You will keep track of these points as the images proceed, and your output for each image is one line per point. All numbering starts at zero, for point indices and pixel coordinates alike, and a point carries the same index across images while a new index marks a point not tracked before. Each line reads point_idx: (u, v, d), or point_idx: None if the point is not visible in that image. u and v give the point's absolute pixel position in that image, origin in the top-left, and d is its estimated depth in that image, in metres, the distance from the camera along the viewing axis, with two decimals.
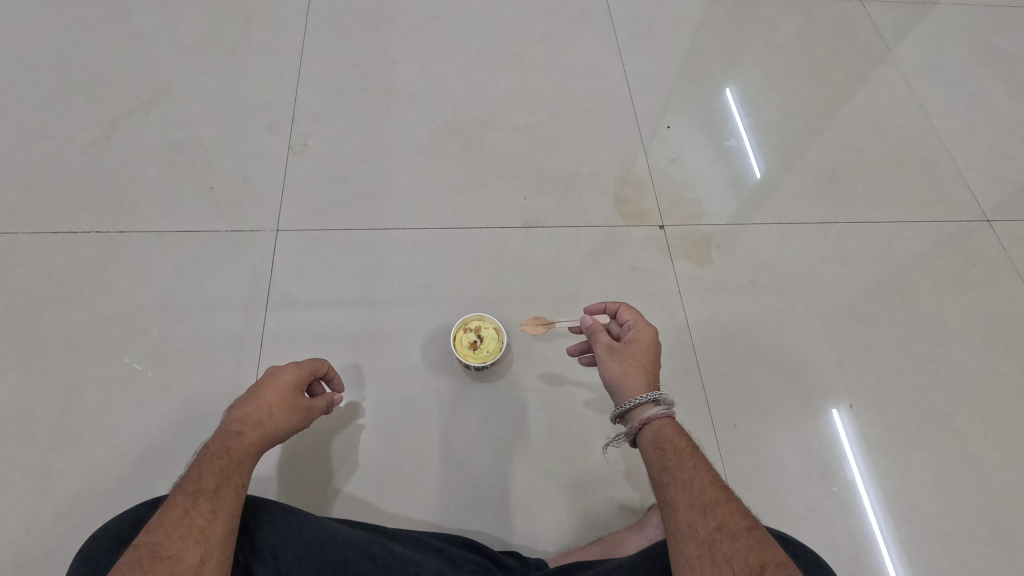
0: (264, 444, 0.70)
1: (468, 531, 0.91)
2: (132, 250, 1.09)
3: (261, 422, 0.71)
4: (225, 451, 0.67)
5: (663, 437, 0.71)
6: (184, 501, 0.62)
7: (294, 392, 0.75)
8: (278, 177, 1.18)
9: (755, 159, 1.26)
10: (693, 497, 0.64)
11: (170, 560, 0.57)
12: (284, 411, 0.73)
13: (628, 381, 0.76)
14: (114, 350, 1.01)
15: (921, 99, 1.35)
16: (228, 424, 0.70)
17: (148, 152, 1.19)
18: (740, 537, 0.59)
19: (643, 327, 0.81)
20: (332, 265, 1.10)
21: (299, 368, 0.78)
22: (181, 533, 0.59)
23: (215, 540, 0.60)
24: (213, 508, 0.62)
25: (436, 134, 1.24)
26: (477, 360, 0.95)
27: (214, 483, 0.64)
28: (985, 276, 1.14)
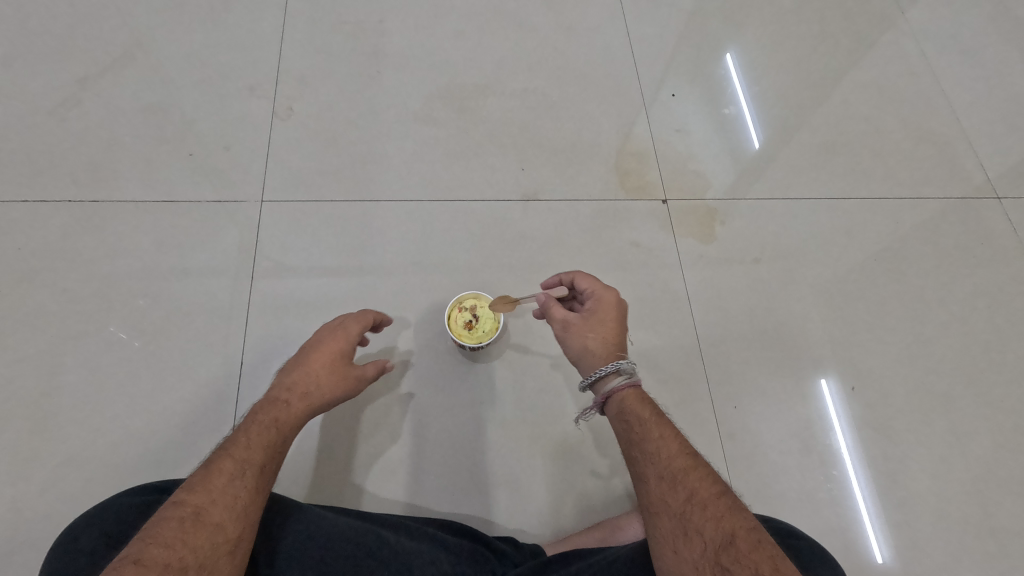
0: (309, 414, 0.71)
1: (460, 514, 0.87)
2: (107, 220, 1.04)
3: (309, 393, 0.71)
4: (272, 421, 0.68)
5: (627, 410, 0.72)
6: (231, 466, 0.61)
7: (343, 362, 0.75)
8: (262, 144, 1.11)
9: (756, 128, 1.21)
10: (662, 470, 0.65)
11: (212, 528, 0.56)
12: (332, 381, 0.73)
13: (590, 353, 0.76)
14: (91, 326, 0.97)
15: (934, 69, 1.29)
16: (276, 390, 0.71)
17: (123, 115, 1.11)
18: (710, 507, 0.61)
19: (600, 293, 0.79)
20: (318, 237, 1.05)
21: (351, 335, 0.77)
22: (227, 502, 0.58)
23: (255, 516, 0.60)
24: (257, 482, 0.62)
25: (427, 98, 1.17)
26: (474, 340, 0.90)
27: (262, 458, 0.64)
28: (993, 256, 1.11)
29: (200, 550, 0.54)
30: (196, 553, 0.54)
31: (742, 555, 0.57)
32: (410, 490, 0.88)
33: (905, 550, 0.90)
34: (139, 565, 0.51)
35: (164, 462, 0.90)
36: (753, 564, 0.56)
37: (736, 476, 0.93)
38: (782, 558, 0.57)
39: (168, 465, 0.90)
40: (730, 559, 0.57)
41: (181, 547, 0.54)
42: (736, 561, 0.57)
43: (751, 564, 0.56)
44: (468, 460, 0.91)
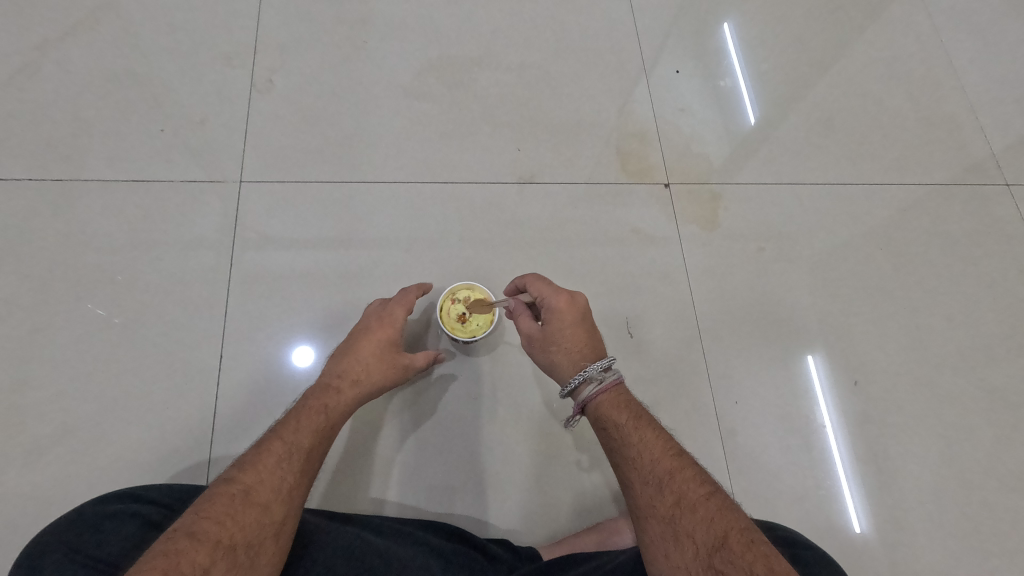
0: (355, 404, 0.76)
1: (454, 516, 0.84)
2: (73, 201, 0.97)
3: (359, 380, 0.77)
4: (322, 408, 0.73)
5: (603, 416, 0.72)
6: (280, 449, 0.66)
7: (391, 350, 0.80)
8: (239, 119, 1.04)
9: (753, 103, 1.16)
10: (647, 475, 0.65)
11: (260, 507, 0.60)
12: (380, 370, 0.78)
13: (558, 365, 0.76)
14: (58, 315, 0.91)
15: (948, 46, 1.24)
16: (327, 378, 0.76)
17: (87, 85, 1.03)
18: (699, 509, 0.61)
19: (551, 302, 0.77)
20: (303, 220, 0.99)
21: (398, 322, 0.81)
22: (275, 484, 0.62)
23: (297, 500, 0.64)
24: (302, 467, 0.66)
25: (418, 71, 1.10)
26: (468, 334, 0.86)
27: (309, 443, 0.68)
28: (1002, 245, 1.08)
29: (249, 528, 0.58)
30: (245, 530, 0.57)
31: (733, 556, 0.56)
32: (399, 489, 0.85)
33: (907, 546, 0.88)
34: (193, 537, 0.54)
35: (138, 459, 0.85)
36: (746, 565, 0.55)
37: (735, 472, 0.91)
38: (776, 555, 0.56)
39: (142, 462, 0.85)
40: (722, 561, 0.56)
41: (232, 523, 0.57)
42: (728, 562, 0.56)
43: (743, 564, 0.55)
44: (460, 456, 0.87)
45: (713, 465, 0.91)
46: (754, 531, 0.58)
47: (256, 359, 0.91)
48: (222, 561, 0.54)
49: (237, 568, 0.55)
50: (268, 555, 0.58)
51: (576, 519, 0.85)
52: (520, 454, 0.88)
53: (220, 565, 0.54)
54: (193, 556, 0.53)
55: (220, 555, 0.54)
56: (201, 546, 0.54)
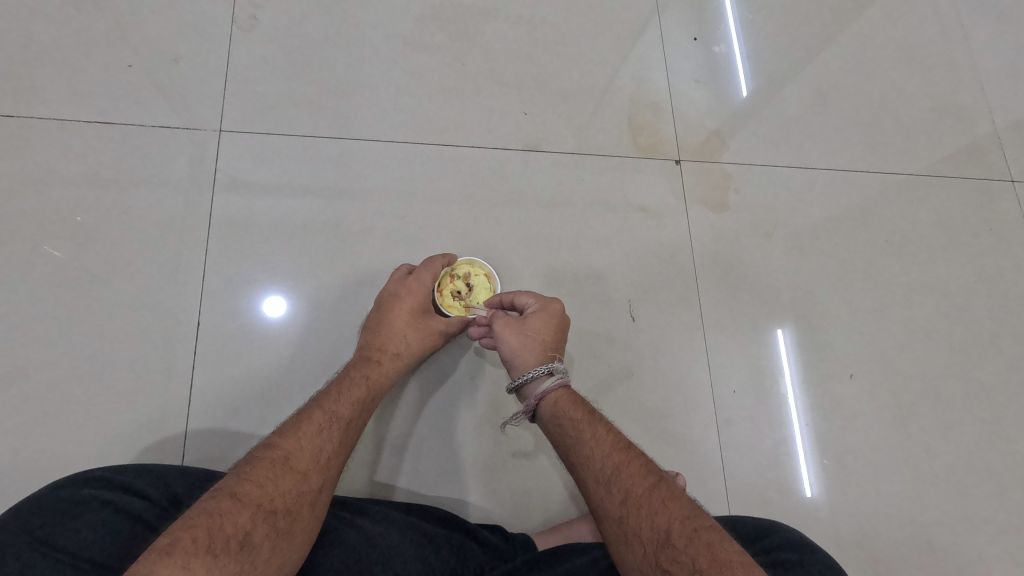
0: (395, 376, 0.77)
1: (440, 498, 0.82)
2: (28, 142, 0.87)
3: (399, 352, 0.77)
4: (364, 379, 0.73)
5: (561, 413, 0.68)
6: (321, 418, 0.66)
7: (424, 316, 0.79)
8: (219, 60, 0.94)
9: (746, 73, 1.10)
10: (597, 474, 0.63)
11: (300, 476, 0.60)
12: (418, 339, 0.78)
13: (526, 354, 0.73)
14: (12, 268, 0.83)
15: (968, 30, 1.19)
16: (367, 350, 0.77)
17: (41, 8, 0.91)
18: (645, 504, 0.59)
19: (544, 301, 0.76)
20: (289, 177, 0.91)
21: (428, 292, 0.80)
22: (314, 453, 0.62)
23: (334, 473, 0.64)
24: (341, 440, 0.66)
25: (419, 18, 1.01)
26: (466, 306, 0.82)
27: (348, 414, 0.68)
28: (1000, 241, 1.07)
29: (288, 496, 0.58)
30: (285, 497, 0.58)
31: (678, 551, 0.55)
32: (388, 470, 0.82)
33: (887, 539, 0.90)
34: (234, 499, 0.54)
35: (106, 429, 0.79)
36: (690, 561, 0.54)
37: (727, 461, 0.91)
38: (721, 543, 0.54)
39: (109, 432, 0.79)
40: (668, 558, 0.55)
41: (272, 489, 0.57)
42: (674, 559, 0.55)
43: (688, 560, 0.54)
44: (450, 439, 0.84)
45: (706, 454, 0.91)
46: (698, 520, 0.57)
47: (233, 315, 0.86)
48: (262, 526, 0.54)
49: (276, 535, 0.55)
50: (304, 524, 0.59)
51: (567, 505, 0.84)
52: (512, 438, 0.85)
53: (261, 529, 0.54)
54: (238, 520, 0.53)
55: (260, 519, 0.55)
56: (244, 508, 0.54)
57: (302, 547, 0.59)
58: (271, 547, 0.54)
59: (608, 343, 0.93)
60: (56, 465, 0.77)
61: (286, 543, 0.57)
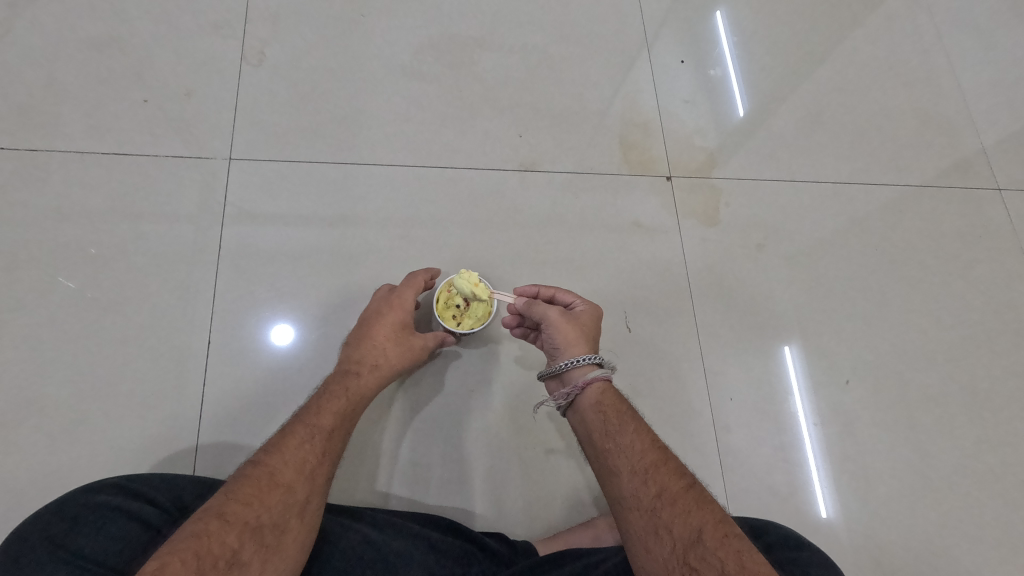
0: (377, 386, 0.78)
1: (443, 508, 0.83)
2: (49, 173, 0.92)
3: (378, 364, 0.78)
4: (344, 391, 0.74)
5: (606, 403, 0.70)
6: (303, 432, 0.67)
7: (405, 331, 0.80)
8: (229, 92, 0.99)
9: (739, 94, 1.14)
10: (635, 464, 0.64)
11: (284, 489, 0.62)
12: (399, 352, 0.79)
13: (574, 343, 0.73)
14: (33, 291, 0.87)
15: (947, 47, 1.24)
16: (347, 363, 0.78)
17: (63, 49, 0.97)
18: (679, 502, 0.60)
19: (591, 303, 0.79)
20: (284, 205, 0.95)
21: (410, 309, 0.82)
22: (297, 465, 0.64)
23: (320, 481, 0.66)
24: (324, 449, 0.68)
25: (417, 50, 1.06)
26: (490, 292, 0.81)
27: (330, 425, 0.70)
28: (988, 248, 1.09)
29: (274, 510, 0.60)
30: (270, 512, 0.59)
31: (708, 551, 0.56)
32: (391, 481, 0.83)
33: (889, 543, 0.90)
34: (221, 519, 0.56)
35: (120, 447, 0.82)
36: (719, 562, 0.55)
37: (727, 469, 0.92)
38: (749, 551, 0.56)
39: (122, 448, 0.82)
40: (697, 556, 0.57)
41: (257, 506, 0.59)
42: (703, 559, 0.56)
43: (717, 561, 0.56)
44: (452, 449, 0.86)
45: (706, 461, 0.92)
46: (729, 526, 0.59)
47: (232, 337, 0.89)
48: (250, 543, 0.56)
49: (265, 549, 0.57)
50: (294, 534, 0.60)
51: (568, 514, 0.85)
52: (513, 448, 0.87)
53: (249, 547, 0.56)
54: (224, 540, 0.55)
55: (248, 536, 0.57)
56: (231, 529, 0.56)
57: (294, 556, 0.60)
58: (261, 561, 0.57)
59: (605, 353, 0.95)
60: (71, 482, 0.80)
61: (277, 556, 0.58)
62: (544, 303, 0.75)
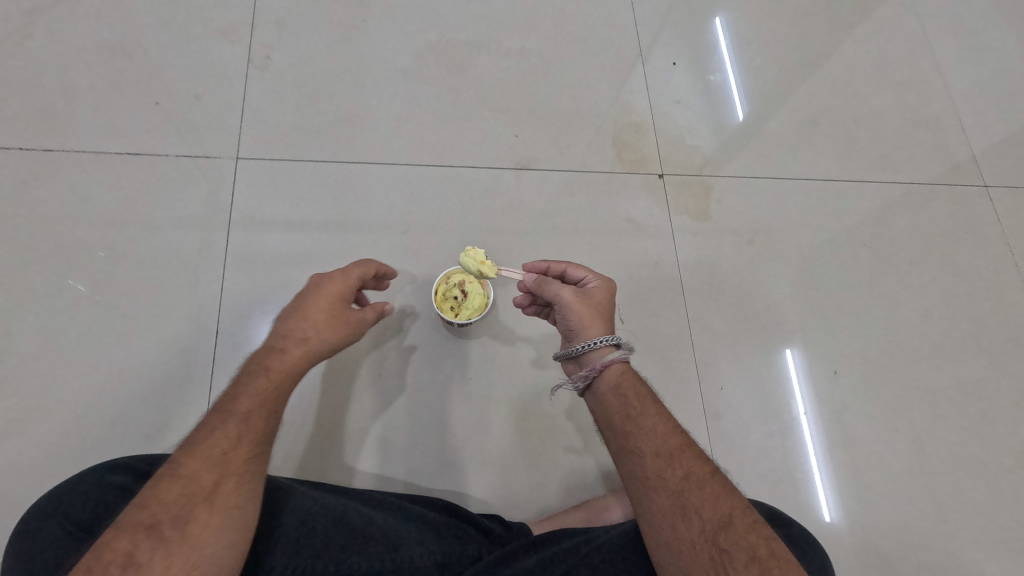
0: (309, 362, 0.66)
1: (444, 491, 0.87)
2: (64, 173, 0.96)
3: (305, 339, 0.66)
4: (264, 369, 0.64)
5: (625, 385, 0.69)
6: (214, 419, 0.61)
7: (340, 303, 0.69)
8: (237, 95, 1.03)
9: (741, 100, 1.18)
10: (659, 446, 0.63)
11: (185, 482, 0.56)
12: (331, 325, 0.68)
13: (590, 324, 0.72)
14: (49, 285, 0.90)
15: (933, 47, 1.27)
16: (273, 339, 0.67)
17: (77, 55, 1.01)
18: (707, 486, 0.60)
19: (602, 278, 0.78)
20: (286, 215, 0.98)
21: (349, 280, 0.71)
22: (201, 455, 0.58)
23: (234, 466, 0.58)
24: (239, 432, 0.60)
25: (417, 53, 1.10)
26: (496, 268, 0.82)
27: (244, 406, 0.61)
28: (974, 242, 1.12)
29: (172, 505, 0.55)
30: (169, 508, 0.54)
31: (738, 535, 0.57)
32: (394, 465, 0.88)
33: (875, 528, 0.93)
34: (116, 525, 0.53)
35: (134, 433, 0.86)
36: (750, 545, 0.56)
37: (720, 455, 0.94)
38: (775, 538, 0.58)
39: (138, 436, 0.86)
40: (727, 539, 0.57)
41: (154, 504, 0.55)
42: (733, 542, 0.57)
43: (747, 545, 0.56)
44: (451, 436, 0.90)
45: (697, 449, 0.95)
46: (755, 513, 0.60)
47: (236, 328, 0.92)
48: (146, 543, 0.52)
49: (163, 547, 0.52)
50: (197, 527, 0.54)
51: (562, 497, 0.89)
52: (510, 434, 0.91)
53: (145, 548, 0.52)
54: (113, 545, 0.52)
55: (142, 537, 0.52)
56: (123, 533, 0.52)
57: (202, 550, 0.53)
58: (160, 561, 0.52)
59: None
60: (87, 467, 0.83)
61: (178, 553, 0.53)
62: (558, 283, 0.73)
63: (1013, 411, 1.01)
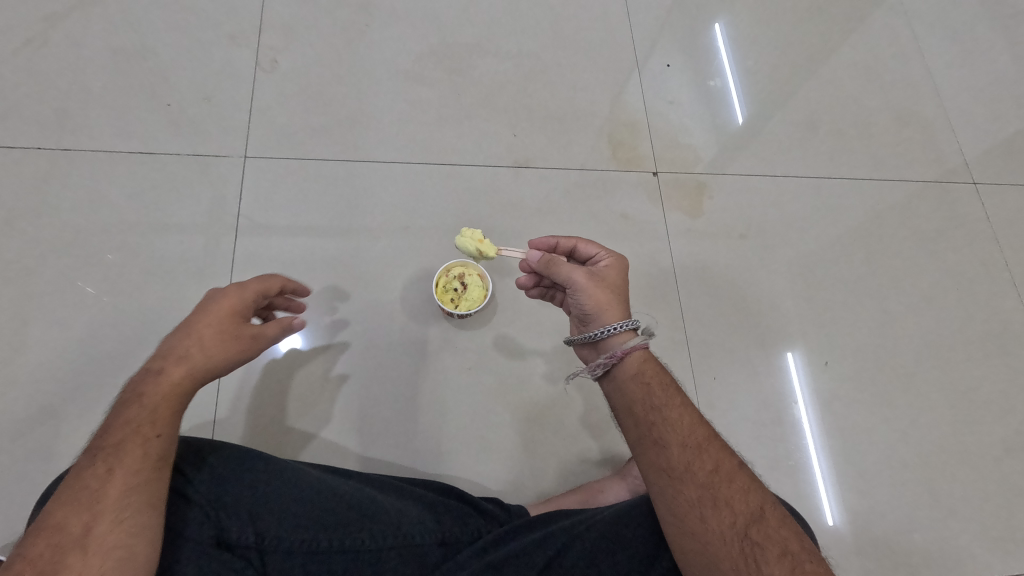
0: (196, 380, 0.61)
1: (447, 476, 0.91)
2: (79, 172, 0.99)
3: (188, 355, 0.61)
4: (139, 395, 0.58)
5: (647, 373, 0.68)
6: (84, 459, 0.55)
7: (229, 317, 0.64)
8: (245, 97, 1.07)
9: (742, 105, 1.21)
10: (686, 437, 0.63)
11: (54, 530, 0.51)
12: (218, 340, 0.62)
13: (606, 307, 0.70)
14: (64, 279, 0.94)
15: (921, 48, 1.30)
16: (154, 359, 0.61)
17: (91, 59, 1.05)
18: (737, 479, 0.61)
19: (613, 253, 0.76)
20: (302, 221, 1.01)
21: (243, 292, 0.66)
22: (70, 500, 0.53)
23: (109, 501, 0.53)
24: (111, 465, 0.54)
25: (418, 56, 1.14)
26: (497, 248, 0.84)
27: (115, 437, 0.56)
28: (963, 237, 1.15)
29: (40, 558, 0.50)
30: (36, 561, 0.49)
31: (770, 529, 0.58)
32: (400, 451, 0.92)
33: (866, 513, 0.96)
34: None
35: None
36: (782, 540, 0.58)
37: None
38: (803, 532, 0.60)
39: None
40: (759, 533, 0.58)
41: (21, 560, 0.50)
42: (765, 535, 0.58)
43: (779, 539, 0.58)
44: (453, 424, 0.94)
45: None
46: (783, 507, 0.61)
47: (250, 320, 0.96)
48: None
49: None
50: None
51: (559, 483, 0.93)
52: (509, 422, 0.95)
53: None
54: None
55: None
56: None
57: None
58: None
59: None
60: None
61: None
62: (570, 265, 0.71)
63: (999, 400, 1.04)
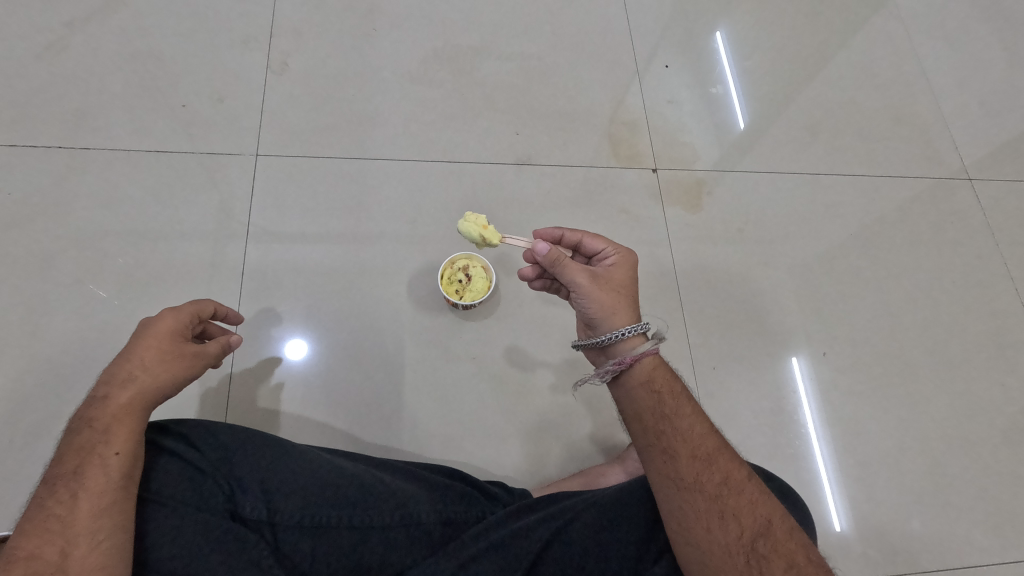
0: (145, 400, 0.61)
1: (453, 461, 0.94)
2: (98, 170, 1.03)
3: (132, 377, 0.61)
4: (88, 422, 0.59)
5: (657, 381, 0.68)
6: (41, 490, 0.56)
7: (169, 337, 0.64)
8: (256, 98, 1.10)
9: (735, 105, 1.24)
10: (696, 448, 0.65)
11: (27, 560, 0.51)
12: (163, 360, 0.63)
13: (614, 310, 0.71)
14: (83, 272, 0.97)
15: (916, 49, 1.33)
16: (96, 387, 0.61)
17: (109, 63, 1.09)
18: (745, 492, 0.63)
19: (619, 250, 0.75)
20: (313, 223, 1.04)
21: (179, 314, 0.67)
22: (37, 531, 0.53)
23: (80, 525, 0.54)
24: (72, 492, 0.55)
25: (423, 59, 1.17)
26: (500, 235, 0.84)
27: (72, 464, 0.56)
28: (959, 233, 1.16)
29: None
30: None
31: (776, 543, 0.60)
32: (407, 437, 0.95)
33: (863, 501, 0.97)
34: None
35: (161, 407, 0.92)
36: (787, 553, 0.60)
37: None
38: (808, 543, 0.62)
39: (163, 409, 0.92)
40: (765, 546, 0.60)
41: None
42: (771, 548, 0.60)
43: (785, 552, 0.60)
44: (459, 411, 0.97)
45: None
46: (791, 519, 0.63)
47: (262, 320, 0.98)
48: None
49: None
50: None
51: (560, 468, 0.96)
52: (513, 410, 0.98)
53: None
54: None
55: None
56: None
57: None
58: None
59: None
60: None
61: None
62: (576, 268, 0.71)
63: (997, 392, 1.05)
